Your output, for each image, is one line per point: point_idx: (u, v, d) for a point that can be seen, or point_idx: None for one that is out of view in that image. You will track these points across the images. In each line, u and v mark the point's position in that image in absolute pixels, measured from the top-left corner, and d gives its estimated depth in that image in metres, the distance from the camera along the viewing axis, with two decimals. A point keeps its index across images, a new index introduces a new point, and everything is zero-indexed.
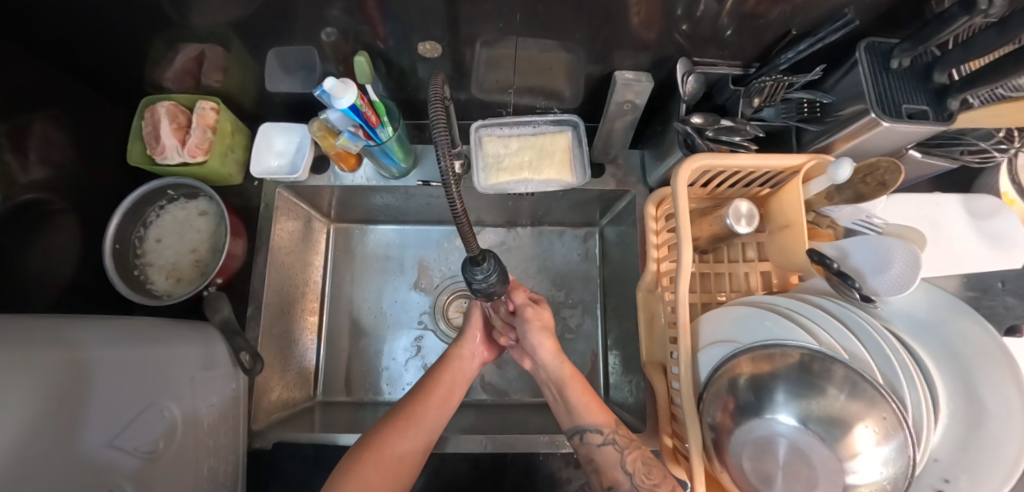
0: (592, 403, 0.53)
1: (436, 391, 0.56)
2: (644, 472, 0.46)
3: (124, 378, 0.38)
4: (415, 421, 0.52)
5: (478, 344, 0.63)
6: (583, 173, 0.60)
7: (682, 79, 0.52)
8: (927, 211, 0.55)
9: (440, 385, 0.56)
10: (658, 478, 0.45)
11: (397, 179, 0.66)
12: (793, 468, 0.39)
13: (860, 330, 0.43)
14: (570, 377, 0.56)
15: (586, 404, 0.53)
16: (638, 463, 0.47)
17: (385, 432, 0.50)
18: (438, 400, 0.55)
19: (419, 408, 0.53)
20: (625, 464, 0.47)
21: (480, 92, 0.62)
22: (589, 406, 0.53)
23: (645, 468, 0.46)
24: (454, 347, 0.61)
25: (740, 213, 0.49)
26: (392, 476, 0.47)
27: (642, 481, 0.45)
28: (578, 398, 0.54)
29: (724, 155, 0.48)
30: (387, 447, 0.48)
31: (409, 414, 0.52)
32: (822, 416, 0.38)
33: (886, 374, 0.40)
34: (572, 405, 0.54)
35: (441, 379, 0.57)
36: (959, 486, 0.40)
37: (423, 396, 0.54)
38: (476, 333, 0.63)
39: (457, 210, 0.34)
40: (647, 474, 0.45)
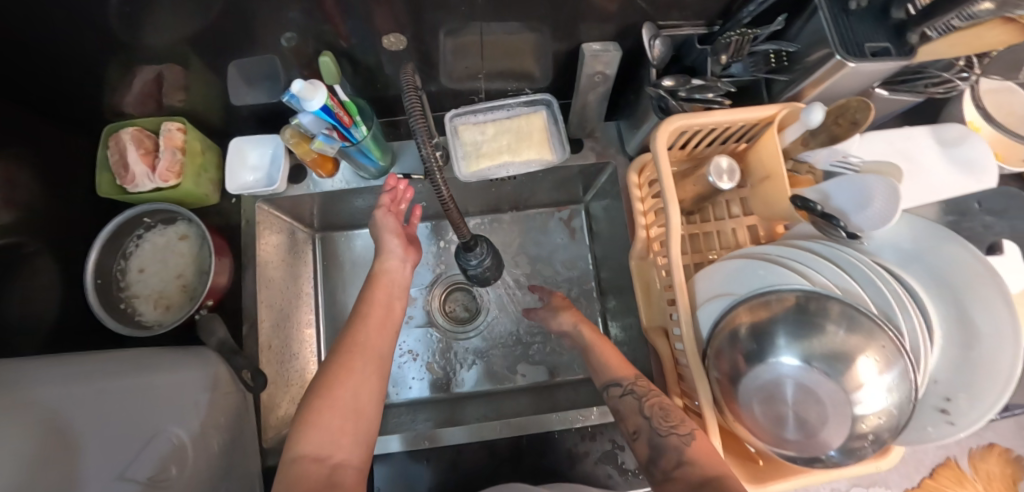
0: (618, 359, 0.54)
1: (372, 315, 0.51)
2: (662, 416, 0.46)
3: (101, 416, 0.37)
4: (364, 341, 0.48)
5: (403, 250, 0.58)
6: (562, 150, 0.59)
7: (649, 43, 0.51)
8: (898, 145, 0.54)
9: (374, 305, 0.52)
10: (676, 420, 0.45)
11: (377, 178, 0.63)
12: (804, 405, 0.40)
13: (855, 270, 0.44)
14: (599, 340, 0.58)
15: (613, 361, 0.54)
16: (655, 407, 0.47)
17: (329, 370, 0.45)
18: (377, 320, 0.51)
19: (359, 335, 0.48)
20: (643, 410, 0.47)
21: (449, 82, 0.61)
22: (613, 362, 0.54)
23: (663, 412, 0.46)
24: (379, 265, 0.57)
25: (721, 169, 0.50)
26: (354, 416, 0.43)
27: (659, 424, 0.45)
28: (605, 357, 0.55)
29: (699, 114, 0.49)
30: (337, 385, 0.44)
31: (351, 343, 0.48)
32: (826, 348, 0.40)
33: (880, 304, 0.43)
34: (597, 365, 0.55)
35: (370, 314, 0.51)
36: (960, 404, 0.41)
37: (362, 318, 0.51)
38: (393, 243, 0.57)
39: (444, 197, 0.38)
40: (664, 417, 0.45)
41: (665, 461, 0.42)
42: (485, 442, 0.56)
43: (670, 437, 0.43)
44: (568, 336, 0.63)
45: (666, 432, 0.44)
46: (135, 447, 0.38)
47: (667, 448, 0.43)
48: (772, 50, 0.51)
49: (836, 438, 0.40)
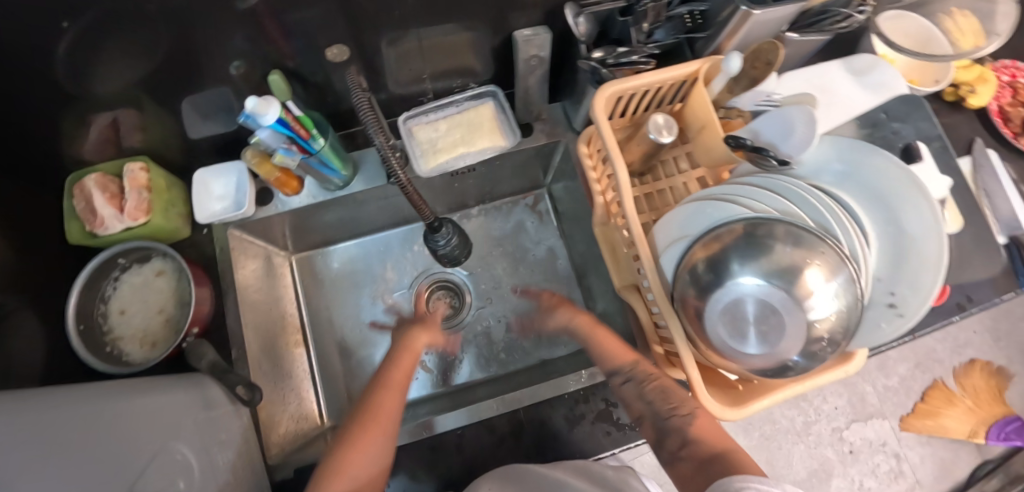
0: (617, 345, 0.56)
1: (393, 382, 0.51)
2: (662, 398, 0.49)
3: (116, 425, 0.37)
4: (383, 405, 0.49)
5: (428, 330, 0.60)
6: (514, 134, 0.60)
7: (574, 23, 0.53)
8: (816, 79, 0.58)
9: (396, 375, 0.53)
10: (675, 402, 0.48)
11: (342, 189, 0.64)
12: (765, 320, 0.43)
13: (791, 194, 0.49)
14: (595, 327, 0.59)
15: (610, 347, 0.56)
16: (656, 391, 0.49)
17: (352, 426, 0.46)
18: (397, 389, 0.51)
19: (377, 403, 0.48)
20: (645, 395, 0.50)
21: (397, 88, 0.64)
22: (610, 348, 0.56)
23: (663, 395, 0.49)
24: (403, 341, 0.58)
25: (659, 126, 0.53)
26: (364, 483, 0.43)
27: (661, 407, 0.48)
28: (603, 343, 0.56)
29: (629, 78, 0.51)
30: (354, 449, 0.44)
31: (371, 406, 0.48)
32: (777, 264, 0.44)
33: (817, 219, 0.47)
34: (596, 352, 0.56)
35: (396, 374, 0.53)
36: (903, 295, 0.45)
37: (382, 383, 0.51)
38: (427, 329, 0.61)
39: (403, 183, 0.44)
40: (665, 399, 0.48)
41: (671, 441, 0.46)
42: (483, 421, 0.58)
43: (673, 419, 0.46)
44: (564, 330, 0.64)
45: (669, 414, 0.47)
46: (144, 463, 0.37)
47: (672, 430, 0.46)
48: (686, 12, 0.54)
49: (794, 348, 0.42)
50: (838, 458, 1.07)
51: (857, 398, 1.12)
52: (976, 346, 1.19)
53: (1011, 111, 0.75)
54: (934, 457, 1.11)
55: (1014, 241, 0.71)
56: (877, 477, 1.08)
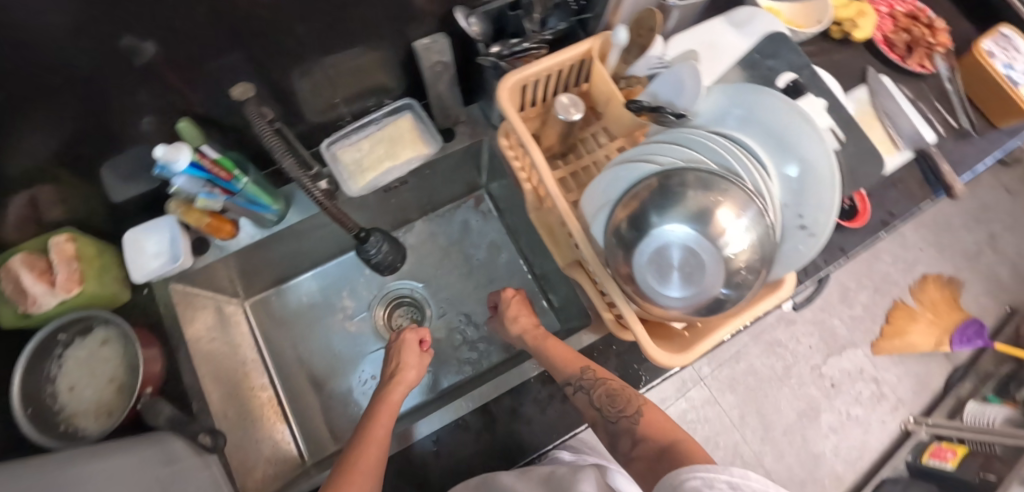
0: (565, 352, 0.55)
1: (374, 435, 0.48)
2: (609, 402, 0.50)
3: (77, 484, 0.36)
4: (361, 463, 0.44)
5: (408, 375, 0.56)
6: (435, 140, 0.61)
7: (466, 24, 0.54)
8: (702, 36, 0.62)
9: (377, 427, 0.49)
10: (623, 404, 0.50)
11: (278, 224, 0.64)
12: (688, 264, 0.45)
13: (695, 143, 0.50)
14: (546, 341, 0.58)
15: (559, 357, 0.55)
16: (604, 396, 0.50)
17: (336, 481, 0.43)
18: (377, 439, 0.47)
19: (353, 459, 0.45)
20: (594, 401, 0.50)
21: (317, 116, 0.65)
22: (560, 357, 0.55)
23: (609, 398, 0.50)
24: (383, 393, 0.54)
25: (566, 106, 0.54)
26: None
27: (609, 411, 0.50)
28: (551, 353, 0.56)
29: (528, 66, 0.53)
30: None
31: (352, 462, 0.44)
32: (691, 209, 0.45)
33: (721, 161, 0.49)
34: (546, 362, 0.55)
35: (376, 431, 0.49)
36: (809, 215, 0.48)
37: (361, 438, 0.48)
38: (409, 374, 0.56)
39: (319, 198, 0.47)
40: (613, 403, 0.50)
41: (623, 443, 0.48)
42: (455, 421, 0.58)
43: (621, 422, 0.49)
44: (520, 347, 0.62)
45: (617, 418, 0.49)
46: None
47: (622, 433, 0.48)
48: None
49: (717, 284, 0.44)
50: (821, 394, 1.18)
51: (828, 334, 1.23)
52: (925, 263, 1.30)
53: (894, 38, 0.81)
54: (911, 374, 1.21)
55: (921, 152, 0.75)
56: (861, 404, 1.18)
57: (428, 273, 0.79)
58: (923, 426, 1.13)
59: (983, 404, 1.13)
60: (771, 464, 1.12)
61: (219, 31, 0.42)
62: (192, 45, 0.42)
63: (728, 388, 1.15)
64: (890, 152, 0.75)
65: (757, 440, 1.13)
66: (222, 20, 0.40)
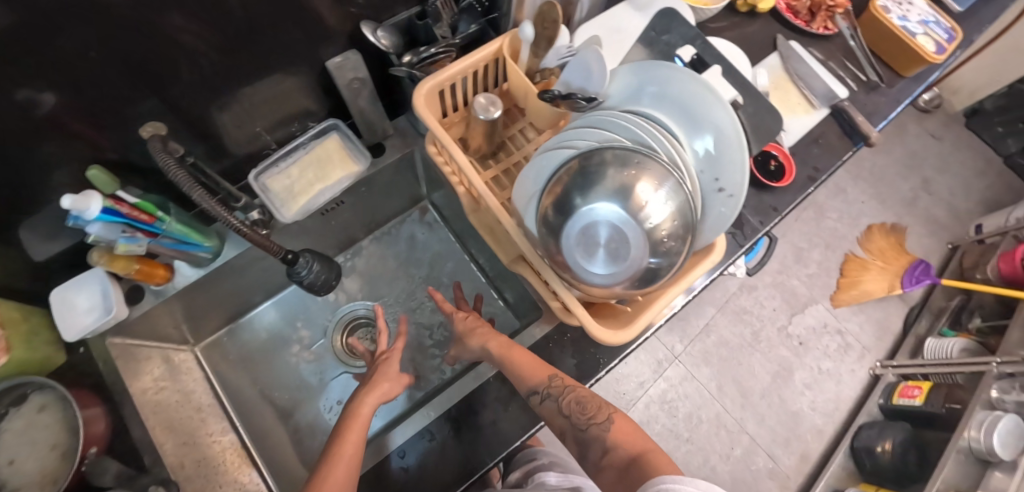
0: (532, 361, 0.54)
1: (343, 450, 0.47)
2: (579, 410, 0.51)
3: None
4: (330, 478, 0.44)
5: (380, 387, 0.56)
6: (364, 156, 0.62)
7: (375, 39, 0.53)
8: (608, 24, 0.64)
9: (347, 442, 0.48)
10: (592, 411, 0.51)
11: (214, 260, 0.62)
12: (615, 241, 0.44)
13: (608, 124, 0.49)
14: (509, 349, 0.56)
15: (524, 366, 0.53)
16: (574, 404, 0.51)
17: None
18: (348, 454, 0.47)
19: (321, 476, 0.44)
20: (563, 409, 0.51)
21: (241, 148, 0.64)
22: (527, 366, 0.53)
23: (580, 406, 0.51)
24: (351, 407, 0.53)
25: (485, 105, 0.54)
26: None
27: (579, 419, 0.50)
28: (518, 363, 0.53)
29: (441, 71, 0.53)
30: None
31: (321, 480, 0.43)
32: (611, 187, 0.44)
33: (635, 137, 0.48)
34: (513, 373, 0.53)
35: (346, 450, 0.47)
36: (725, 178, 0.47)
37: (332, 456, 0.46)
38: (382, 385, 0.56)
39: (241, 229, 0.45)
40: (581, 411, 0.50)
41: (593, 453, 0.50)
42: (420, 431, 0.57)
43: (591, 428, 0.50)
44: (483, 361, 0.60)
45: (587, 425, 0.50)
46: None
47: (592, 440, 0.50)
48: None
49: (644, 254, 0.44)
50: (792, 353, 1.23)
51: (790, 294, 1.28)
52: (869, 215, 1.39)
53: (796, 4, 0.85)
54: (871, 320, 1.29)
55: (836, 107, 0.78)
56: (830, 357, 1.24)
57: (382, 290, 0.80)
58: (889, 369, 1.21)
59: (941, 338, 1.19)
60: (754, 429, 1.16)
61: (121, 73, 0.41)
62: (96, 92, 0.41)
63: (703, 362, 1.19)
64: (808, 111, 0.78)
65: (738, 407, 1.17)
66: (124, 61, 0.40)
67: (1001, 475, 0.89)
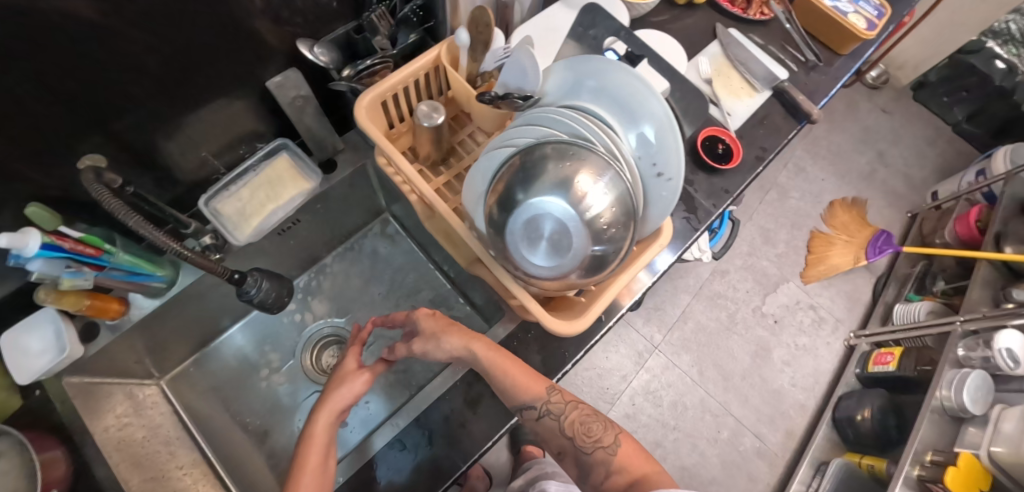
0: (524, 375, 0.52)
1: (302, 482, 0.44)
2: (583, 432, 0.53)
3: None
4: None
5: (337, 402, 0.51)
6: (315, 173, 0.62)
7: (314, 55, 0.53)
8: (543, 24, 0.66)
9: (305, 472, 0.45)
10: (598, 435, 0.53)
11: (169, 290, 0.61)
12: (558, 234, 0.43)
13: (545, 120, 0.49)
14: (497, 356, 0.53)
15: (518, 381, 0.52)
16: (578, 426, 0.53)
17: None
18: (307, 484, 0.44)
19: None
20: (567, 430, 0.53)
21: (189, 176, 0.63)
22: (521, 384, 0.51)
23: (584, 428, 0.53)
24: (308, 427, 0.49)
25: (427, 112, 0.54)
26: None
27: (583, 442, 0.52)
28: (509, 379, 0.51)
29: (380, 82, 0.53)
30: None
31: None
32: (552, 181, 0.44)
33: (571, 131, 0.47)
34: (503, 388, 0.51)
35: (301, 485, 0.44)
36: (664, 163, 0.47)
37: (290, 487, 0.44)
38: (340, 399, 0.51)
39: (184, 254, 0.44)
40: (586, 435, 0.53)
41: (595, 475, 0.52)
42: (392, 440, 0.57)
43: (596, 452, 0.52)
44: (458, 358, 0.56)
45: (592, 448, 0.52)
46: None
47: (595, 463, 0.52)
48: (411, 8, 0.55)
49: (587, 242, 0.43)
50: (768, 332, 1.27)
51: (761, 275, 1.33)
52: (830, 191, 1.46)
53: None
54: (840, 293, 1.34)
55: (778, 88, 0.80)
56: (805, 332, 1.29)
57: (350, 304, 0.80)
58: (862, 339, 1.26)
59: (908, 304, 1.22)
60: (738, 410, 1.19)
61: (49, 112, 0.40)
62: (32, 135, 0.41)
63: (682, 349, 1.22)
64: (751, 94, 0.80)
65: (721, 390, 1.20)
66: (51, 99, 0.39)
67: (974, 430, 0.93)
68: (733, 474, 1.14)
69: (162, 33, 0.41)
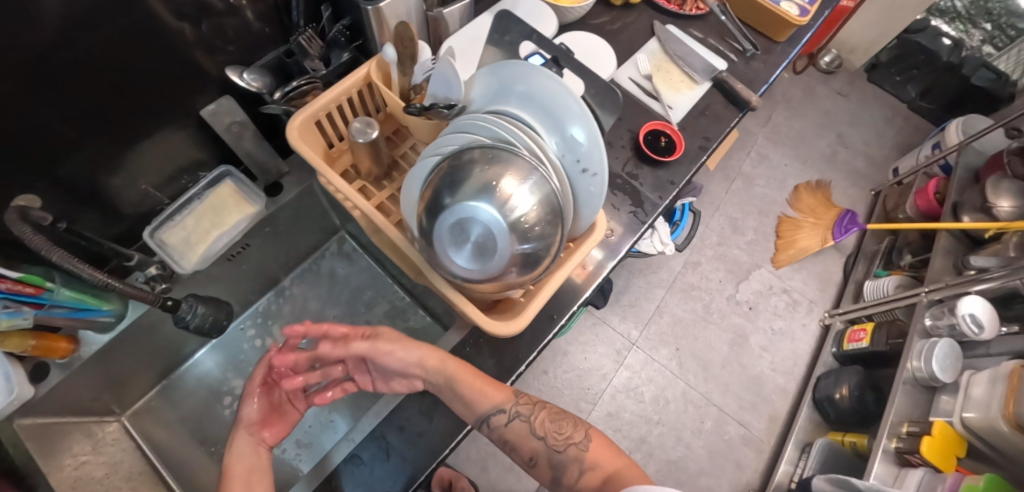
0: (486, 383, 0.54)
1: None
2: (553, 431, 0.53)
3: None
4: None
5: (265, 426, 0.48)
6: (259, 197, 0.64)
7: (244, 81, 0.55)
8: (473, 33, 0.68)
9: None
10: (568, 432, 0.52)
11: (118, 323, 0.61)
12: (483, 239, 0.44)
13: (471, 127, 0.49)
14: (455, 368, 0.53)
15: (477, 391, 0.53)
16: (548, 425, 0.53)
17: None
18: None
19: None
20: (536, 431, 0.53)
21: (136, 213, 0.63)
22: (482, 391, 0.53)
23: (555, 426, 0.53)
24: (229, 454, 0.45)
25: (359, 128, 0.55)
26: None
27: (555, 441, 0.52)
28: (469, 387, 0.53)
29: (310, 103, 0.54)
30: None
31: None
32: (475, 187, 0.44)
33: (496, 136, 0.48)
34: (465, 397, 0.53)
35: None
36: (590, 161, 0.47)
37: None
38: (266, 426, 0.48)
39: (103, 279, 0.45)
40: (556, 432, 0.53)
41: (568, 476, 0.50)
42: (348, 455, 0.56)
43: (568, 450, 0.51)
44: (414, 375, 0.55)
45: (564, 447, 0.51)
46: None
47: (568, 463, 0.50)
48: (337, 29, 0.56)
49: (512, 243, 0.44)
50: (744, 319, 1.29)
51: (732, 263, 1.35)
52: (794, 176, 1.49)
53: None
54: (812, 275, 1.37)
55: (717, 79, 0.81)
56: (780, 315, 1.31)
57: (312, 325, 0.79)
58: (836, 317, 1.28)
59: (876, 280, 1.25)
60: (720, 399, 1.20)
61: None
62: None
63: (660, 343, 1.23)
64: (691, 87, 0.82)
65: (701, 381, 1.21)
66: None
67: (947, 398, 0.94)
68: (720, 464, 1.15)
69: (88, 75, 0.42)
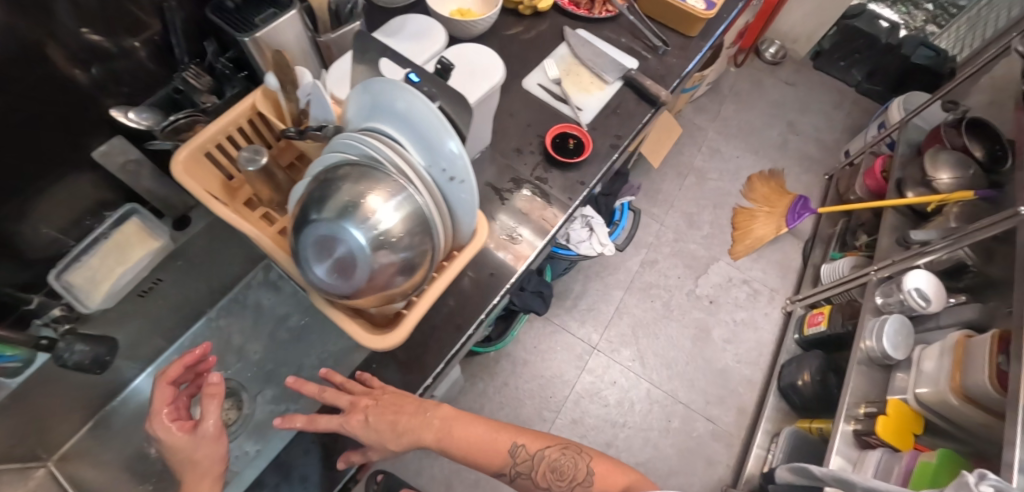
0: (480, 437, 0.53)
1: None
2: (559, 476, 0.52)
3: None
4: None
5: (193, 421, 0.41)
6: (163, 232, 0.68)
7: (133, 120, 0.55)
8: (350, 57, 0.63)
9: None
10: (572, 473, 0.52)
11: (26, 369, 0.56)
12: (345, 258, 0.44)
13: (343, 146, 0.49)
14: (445, 421, 0.53)
15: (472, 446, 0.52)
16: (552, 473, 0.52)
17: None
18: None
19: None
20: (542, 480, 0.52)
21: None
22: (473, 448, 0.52)
23: (558, 468, 0.53)
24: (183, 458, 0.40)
25: (246, 155, 0.53)
26: None
27: (559, 483, 0.52)
28: (461, 446, 0.52)
29: (196, 137, 0.54)
30: None
31: None
32: (337, 208, 0.44)
33: (365, 153, 0.48)
34: (460, 455, 0.52)
35: None
36: (457, 174, 0.46)
37: None
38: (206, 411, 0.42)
39: None
40: (560, 475, 0.52)
41: None
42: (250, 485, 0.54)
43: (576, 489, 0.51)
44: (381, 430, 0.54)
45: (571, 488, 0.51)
46: None
47: None
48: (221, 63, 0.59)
49: (376, 261, 0.44)
50: (705, 313, 1.28)
51: (689, 258, 1.36)
52: (747, 166, 1.51)
53: None
54: (772, 263, 1.36)
55: (627, 78, 0.83)
56: (742, 306, 1.30)
57: None
58: (796, 304, 1.27)
59: (832, 262, 1.24)
60: (686, 396, 1.19)
61: None
62: None
63: (621, 344, 1.23)
64: (601, 88, 0.84)
65: (665, 379, 1.20)
66: None
67: (901, 375, 0.92)
68: (691, 461, 1.12)
69: None
